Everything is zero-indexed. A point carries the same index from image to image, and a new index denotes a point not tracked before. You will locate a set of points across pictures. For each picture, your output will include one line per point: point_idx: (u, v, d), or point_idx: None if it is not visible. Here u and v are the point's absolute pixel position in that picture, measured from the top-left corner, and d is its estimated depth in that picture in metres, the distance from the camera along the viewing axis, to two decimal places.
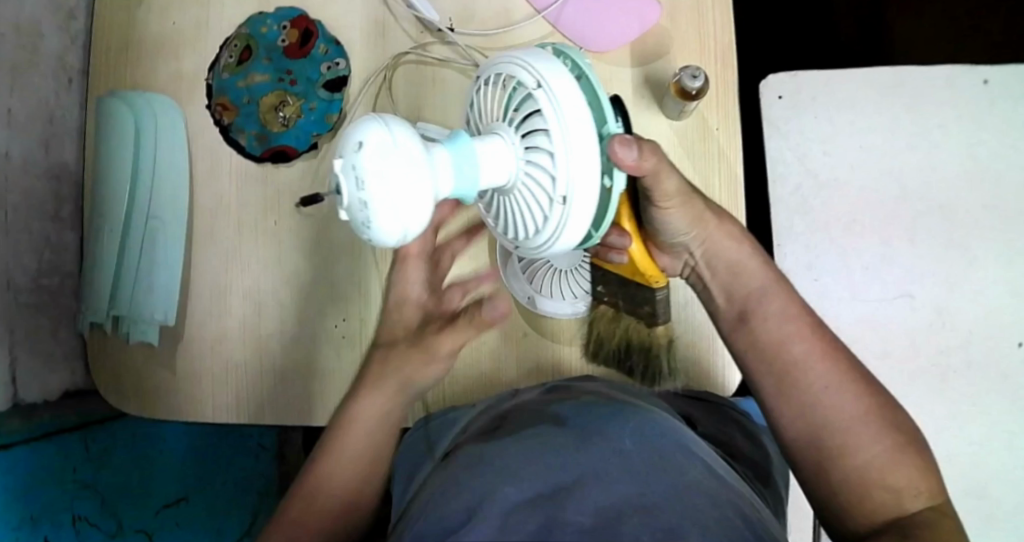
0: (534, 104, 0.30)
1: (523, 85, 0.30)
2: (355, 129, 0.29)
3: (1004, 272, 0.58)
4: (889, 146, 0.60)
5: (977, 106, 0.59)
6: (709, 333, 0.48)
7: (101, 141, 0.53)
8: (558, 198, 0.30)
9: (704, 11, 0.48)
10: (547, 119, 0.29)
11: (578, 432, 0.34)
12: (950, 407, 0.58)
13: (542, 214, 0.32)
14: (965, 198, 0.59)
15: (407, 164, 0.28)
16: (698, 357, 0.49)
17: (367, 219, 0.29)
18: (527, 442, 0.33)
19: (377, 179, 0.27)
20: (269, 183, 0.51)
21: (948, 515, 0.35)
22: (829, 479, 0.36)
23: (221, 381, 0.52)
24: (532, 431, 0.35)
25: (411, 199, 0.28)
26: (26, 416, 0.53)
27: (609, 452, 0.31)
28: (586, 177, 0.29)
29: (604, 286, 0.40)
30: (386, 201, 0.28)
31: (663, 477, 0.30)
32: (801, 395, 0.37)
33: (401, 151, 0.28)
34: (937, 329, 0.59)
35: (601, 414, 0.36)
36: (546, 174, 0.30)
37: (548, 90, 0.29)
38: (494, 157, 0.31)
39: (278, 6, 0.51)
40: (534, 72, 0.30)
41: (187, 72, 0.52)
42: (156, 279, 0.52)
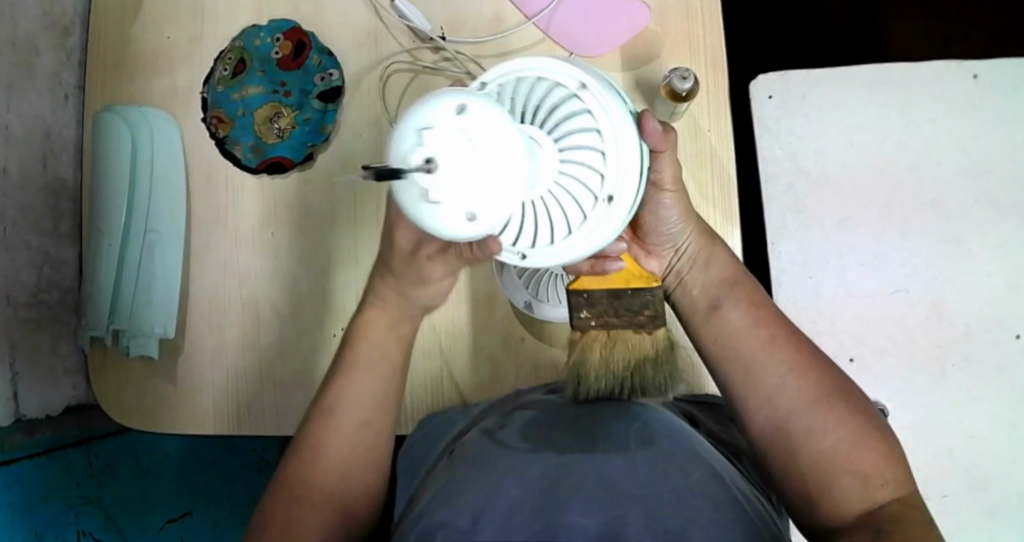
0: (578, 103, 0.27)
1: (557, 86, 0.27)
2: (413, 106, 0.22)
3: (1004, 262, 0.53)
4: (882, 132, 0.55)
5: (996, 88, 0.54)
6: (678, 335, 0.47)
7: (97, 155, 0.53)
8: (603, 198, 0.28)
9: (693, 13, 0.48)
10: (597, 119, 0.28)
11: (581, 430, 0.30)
12: (979, 415, 0.53)
13: (580, 220, 0.28)
14: (963, 189, 0.54)
15: (503, 135, 0.21)
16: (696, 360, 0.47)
17: (448, 215, 0.22)
18: (526, 444, 0.30)
19: (458, 161, 0.21)
20: (266, 194, 0.51)
21: (915, 507, 0.31)
22: (794, 467, 0.32)
23: (219, 393, 0.50)
24: (526, 430, 0.32)
25: (507, 183, 0.22)
26: (28, 432, 0.54)
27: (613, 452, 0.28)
28: (625, 177, 0.28)
29: (589, 310, 0.36)
30: (474, 185, 0.21)
31: (667, 478, 0.27)
32: (763, 384, 0.34)
33: (504, 123, 0.22)
34: (952, 329, 0.54)
35: (597, 408, 0.34)
36: (592, 174, 0.28)
37: (596, 90, 0.27)
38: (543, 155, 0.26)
39: (271, 18, 0.51)
40: (569, 73, 0.28)
41: (182, 84, 0.52)
42: (155, 290, 0.51)
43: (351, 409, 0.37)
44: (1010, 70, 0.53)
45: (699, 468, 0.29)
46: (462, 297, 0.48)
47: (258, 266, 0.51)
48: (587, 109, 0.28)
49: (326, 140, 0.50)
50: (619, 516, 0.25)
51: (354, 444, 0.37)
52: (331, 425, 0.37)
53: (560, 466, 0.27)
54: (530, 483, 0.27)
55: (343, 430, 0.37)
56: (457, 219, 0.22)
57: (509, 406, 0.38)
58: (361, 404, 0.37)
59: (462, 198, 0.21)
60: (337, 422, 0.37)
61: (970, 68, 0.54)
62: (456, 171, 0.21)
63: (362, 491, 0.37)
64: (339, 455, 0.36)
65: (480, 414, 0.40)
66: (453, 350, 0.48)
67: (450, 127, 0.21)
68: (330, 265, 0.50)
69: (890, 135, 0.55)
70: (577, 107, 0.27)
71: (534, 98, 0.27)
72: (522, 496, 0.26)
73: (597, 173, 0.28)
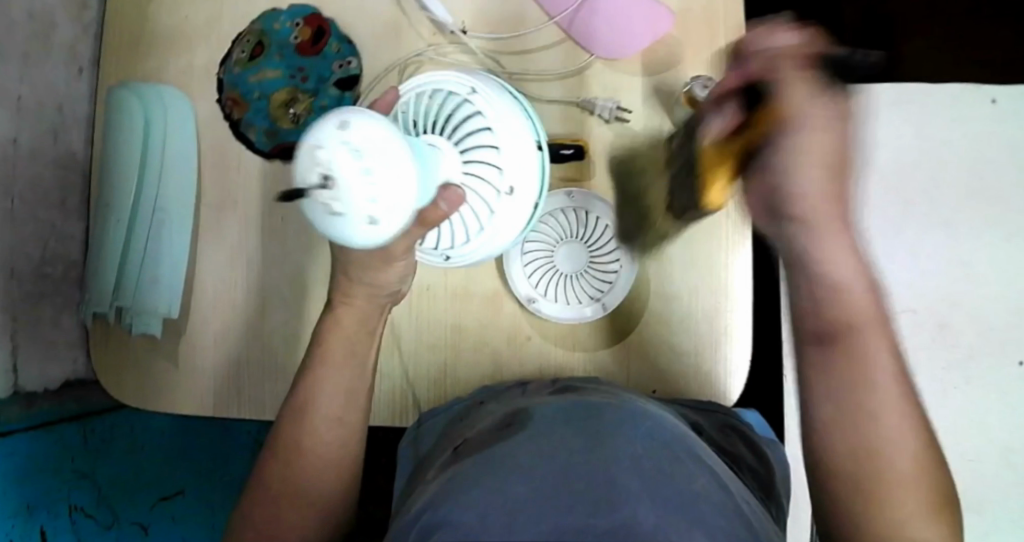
0: (468, 106, 0.37)
1: (452, 95, 0.37)
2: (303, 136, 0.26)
3: (1009, 287, 0.54)
4: (897, 151, 0.55)
5: (1013, 115, 0.54)
6: (707, 338, 0.47)
7: (108, 131, 0.53)
8: (504, 191, 0.37)
9: (716, 23, 0.48)
10: (489, 120, 0.37)
11: (587, 428, 0.30)
12: (977, 439, 0.53)
13: (486, 211, 0.38)
14: (973, 213, 0.54)
15: (395, 166, 0.26)
16: (717, 366, 0.47)
17: (354, 225, 0.26)
18: (532, 442, 0.30)
19: (349, 176, 0.25)
20: (277, 178, 0.50)
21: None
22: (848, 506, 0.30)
23: (221, 376, 0.50)
24: (530, 429, 0.32)
25: (398, 202, 0.26)
26: (25, 404, 0.54)
27: (621, 452, 0.28)
28: (523, 172, 0.38)
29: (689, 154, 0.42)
30: (370, 196, 0.26)
31: (674, 480, 0.27)
32: (840, 414, 0.30)
33: (395, 154, 0.26)
34: (956, 352, 0.54)
35: (603, 405, 0.34)
36: (491, 170, 0.37)
37: (482, 93, 0.37)
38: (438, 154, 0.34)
39: (291, 3, 0.51)
40: (460, 82, 0.37)
41: (198, 64, 0.52)
42: (161, 271, 0.51)
43: (324, 413, 0.38)
44: None
45: (702, 476, 0.29)
46: (468, 292, 0.48)
47: (264, 250, 0.50)
48: (478, 110, 0.37)
49: None
50: (629, 516, 0.24)
51: (329, 448, 0.39)
52: (304, 424, 0.38)
53: (568, 463, 0.27)
54: (537, 482, 0.26)
55: (318, 433, 0.38)
56: (361, 225, 0.26)
57: (515, 404, 0.38)
58: (334, 408, 0.39)
59: (361, 209, 0.26)
60: (313, 424, 0.38)
61: (988, 92, 0.54)
62: (350, 183, 0.25)
63: (334, 495, 0.39)
64: (312, 458, 0.38)
65: (485, 410, 0.40)
66: (458, 343, 0.48)
67: (343, 145, 0.25)
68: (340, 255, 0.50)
69: (905, 154, 0.54)
70: (470, 109, 0.36)
71: (435, 110, 0.36)
72: (530, 495, 0.26)
73: (494, 168, 0.37)
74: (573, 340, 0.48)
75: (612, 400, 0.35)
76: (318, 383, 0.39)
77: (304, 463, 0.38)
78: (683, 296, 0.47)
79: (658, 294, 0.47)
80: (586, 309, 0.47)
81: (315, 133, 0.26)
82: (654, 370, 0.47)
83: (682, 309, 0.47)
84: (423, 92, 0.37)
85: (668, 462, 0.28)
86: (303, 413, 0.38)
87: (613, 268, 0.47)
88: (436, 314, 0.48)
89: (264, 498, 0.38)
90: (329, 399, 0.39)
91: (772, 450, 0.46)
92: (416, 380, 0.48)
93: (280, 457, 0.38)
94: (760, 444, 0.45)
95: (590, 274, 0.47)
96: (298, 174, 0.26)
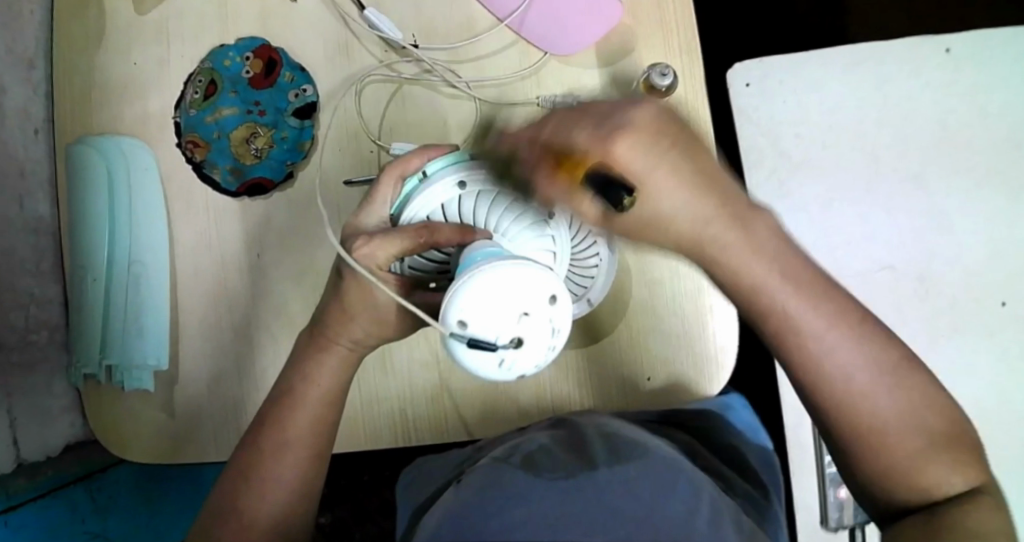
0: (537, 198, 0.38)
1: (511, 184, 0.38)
2: (486, 281, 0.26)
3: (983, 232, 0.54)
4: (861, 111, 0.54)
5: (969, 61, 0.54)
6: (699, 327, 0.47)
7: (72, 190, 0.52)
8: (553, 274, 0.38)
9: (664, 8, 0.48)
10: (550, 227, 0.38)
11: (581, 459, 0.30)
12: (976, 383, 0.53)
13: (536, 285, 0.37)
14: (940, 162, 0.54)
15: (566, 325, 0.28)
16: (707, 355, 0.48)
17: (518, 371, 0.28)
18: (527, 470, 0.29)
19: (539, 335, 0.27)
20: (249, 216, 0.50)
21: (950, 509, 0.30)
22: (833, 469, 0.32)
23: (221, 421, 0.50)
24: (520, 460, 0.31)
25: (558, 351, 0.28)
26: (30, 475, 0.55)
27: (616, 477, 0.28)
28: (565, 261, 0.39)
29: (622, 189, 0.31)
30: (543, 357, 0.28)
31: (667, 500, 0.28)
32: None
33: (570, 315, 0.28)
34: (938, 301, 0.54)
35: (591, 439, 0.33)
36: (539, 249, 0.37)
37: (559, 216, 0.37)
38: (565, 322, 0.28)
39: (239, 37, 0.50)
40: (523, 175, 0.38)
41: (154, 111, 0.51)
42: (144, 323, 0.50)
43: (303, 434, 0.39)
44: (979, 44, 0.54)
45: (696, 495, 0.29)
46: None
47: (245, 291, 0.50)
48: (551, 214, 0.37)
49: (306, 157, 0.50)
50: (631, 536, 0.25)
51: (300, 483, 0.39)
52: (286, 425, 0.39)
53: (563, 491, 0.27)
54: (535, 506, 0.26)
55: (295, 461, 0.39)
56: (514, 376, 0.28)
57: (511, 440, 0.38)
58: (314, 414, 0.40)
59: (529, 365, 0.28)
60: (289, 455, 0.39)
61: (944, 42, 0.54)
62: (537, 348, 0.27)
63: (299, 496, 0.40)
64: (287, 459, 0.39)
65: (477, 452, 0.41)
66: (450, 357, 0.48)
67: (545, 316, 0.27)
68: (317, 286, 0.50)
69: (867, 113, 0.54)
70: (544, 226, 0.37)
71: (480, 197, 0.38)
72: (529, 515, 0.25)
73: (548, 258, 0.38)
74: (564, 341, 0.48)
75: (601, 429, 0.36)
76: (313, 418, 0.40)
77: (275, 461, 0.39)
78: (667, 279, 0.48)
79: (643, 280, 0.48)
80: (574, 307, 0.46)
81: (510, 287, 0.26)
82: (645, 356, 0.48)
83: (666, 298, 0.48)
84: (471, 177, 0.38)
85: (660, 485, 0.28)
86: (285, 444, 0.39)
87: (593, 263, 0.45)
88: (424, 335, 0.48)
89: (235, 527, 0.38)
90: (308, 416, 0.40)
91: (757, 458, 0.49)
92: (413, 399, 0.48)
93: (250, 487, 0.39)
94: (743, 457, 0.47)
95: (573, 274, 0.45)
96: (481, 319, 0.26)
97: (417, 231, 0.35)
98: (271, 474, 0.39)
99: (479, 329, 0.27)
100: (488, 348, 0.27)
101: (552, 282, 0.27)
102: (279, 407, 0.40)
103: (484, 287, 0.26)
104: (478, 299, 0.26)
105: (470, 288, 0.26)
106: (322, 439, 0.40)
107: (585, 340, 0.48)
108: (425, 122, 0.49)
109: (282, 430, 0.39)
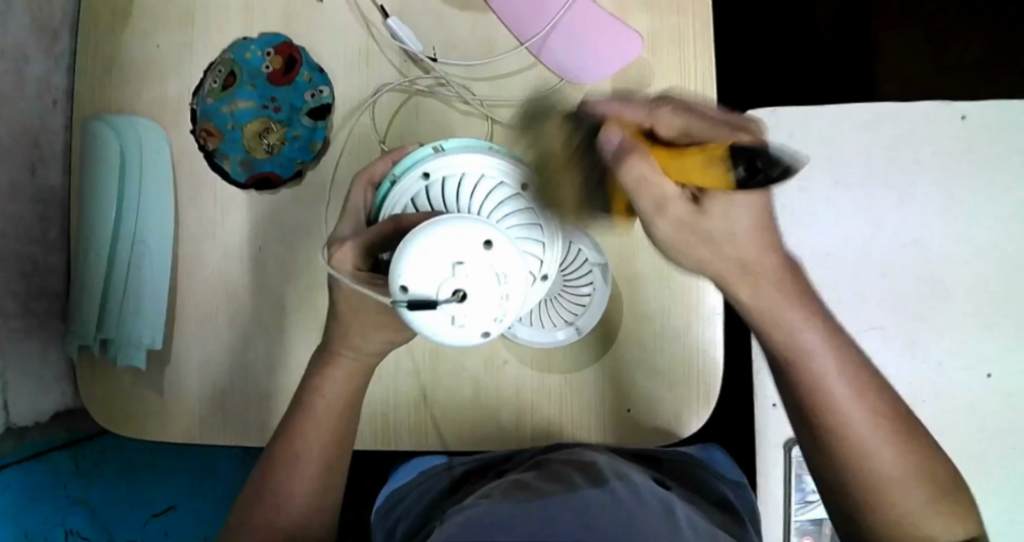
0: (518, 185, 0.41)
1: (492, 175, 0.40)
2: (422, 251, 0.29)
3: (977, 303, 0.54)
4: (869, 168, 0.55)
5: (982, 131, 0.54)
6: (685, 365, 0.48)
7: (85, 164, 0.53)
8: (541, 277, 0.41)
9: (685, 50, 0.48)
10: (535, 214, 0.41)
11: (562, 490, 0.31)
12: (954, 451, 0.53)
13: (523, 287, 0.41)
14: (942, 228, 0.54)
15: (514, 277, 0.29)
16: (694, 390, 0.48)
17: (472, 331, 0.29)
18: (510, 498, 0.30)
19: (484, 286, 0.29)
20: (254, 210, 0.51)
21: None
22: None
23: (208, 407, 0.51)
24: (505, 492, 0.32)
25: (512, 307, 0.30)
26: (19, 438, 0.56)
27: (592, 502, 0.29)
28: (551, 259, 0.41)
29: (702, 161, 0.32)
30: (493, 310, 0.29)
31: (643, 523, 0.29)
32: None
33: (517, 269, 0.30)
34: (924, 365, 0.54)
35: (571, 472, 0.35)
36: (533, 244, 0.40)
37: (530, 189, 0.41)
38: (508, 270, 0.29)
39: (262, 32, 0.51)
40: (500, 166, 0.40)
41: (172, 95, 0.52)
42: (142, 303, 0.51)
43: (310, 444, 0.41)
44: (995, 116, 0.54)
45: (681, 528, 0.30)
46: None
47: (247, 284, 0.51)
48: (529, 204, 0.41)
49: (316, 157, 0.50)
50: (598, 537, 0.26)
51: (313, 493, 0.41)
52: (293, 436, 0.41)
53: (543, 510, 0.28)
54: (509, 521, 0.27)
55: (305, 473, 0.41)
56: (473, 337, 0.29)
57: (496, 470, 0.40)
58: (322, 427, 0.41)
59: (484, 323, 0.29)
60: (300, 466, 0.41)
61: (959, 109, 0.54)
62: (483, 300, 0.29)
63: (308, 502, 0.41)
64: (296, 468, 0.41)
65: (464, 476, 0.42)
66: (436, 369, 0.49)
67: (484, 265, 0.29)
68: (314, 283, 0.50)
69: (875, 171, 0.55)
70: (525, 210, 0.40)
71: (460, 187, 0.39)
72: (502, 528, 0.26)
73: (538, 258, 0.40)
74: (550, 366, 0.49)
75: (581, 461, 0.37)
76: (309, 425, 0.41)
77: (282, 470, 0.41)
78: (659, 315, 0.48)
79: (634, 313, 0.48)
80: (560, 333, 0.48)
81: (443, 246, 0.29)
82: (629, 389, 0.48)
83: (655, 333, 0.48)
84: (449, 173, 0.39)
85: (636, 511, 0.30)
86: (297, 455, 0.41)
87: (586, 291, 0.47)
88: (411, 347, 0.48)
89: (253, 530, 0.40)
90: (314, 431, 0.41)
91: (738, 496, 0.50)
92: (396, 407, 0.49)
93: (266, 495, 0.41)
94: (722, 491, 0.48)
95: (564, 298, 0.47)
96: (426, 284, 0.29)
97: (385, 224, 0.36)
98: (278, 481, 0.41)
99: (420, 286, 0.29)
100: (431, 305, 0.29)
101: (487, 234, 0.29)
102: (287, 420, 0.42)
103: (420, 248, 0.29)
104: (419, 267, 0.29)
105: (410, 258, 0.29)
106: (331, 452, 0.42)
107: (570, 364, 0.49)
108: (435, 135, 0.50)
109: (288, 437, 0.41)
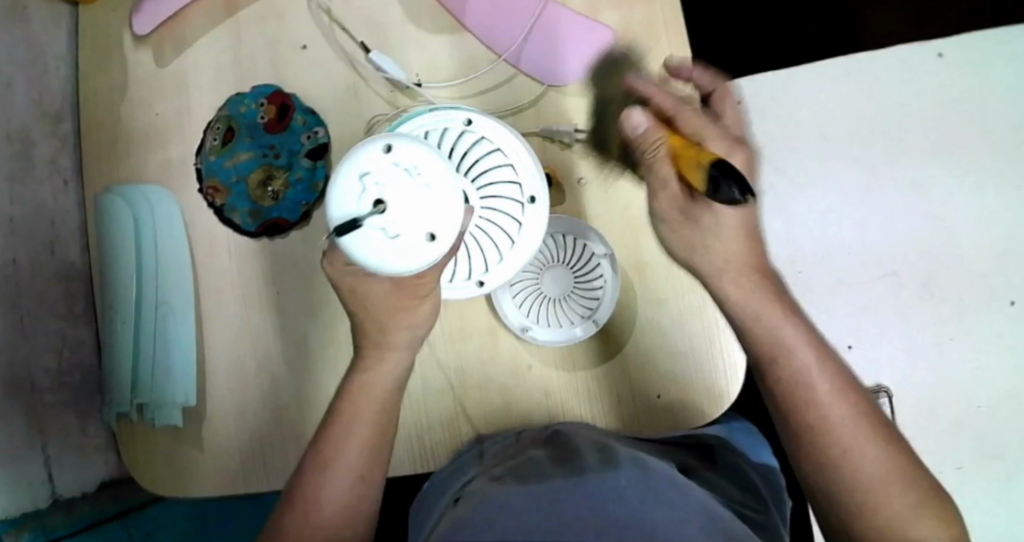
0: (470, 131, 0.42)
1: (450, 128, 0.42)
2: (341, 179, 0.31)
3: (989, 234, 0.54)
4: (855, 123, 0.56)
5: (963, 66, 0.55)
6: (705, 348, 0.48)
7: (101, 236, 0.55)
8: (528, 202, 0.43)
9: (658, 34, 0.49)
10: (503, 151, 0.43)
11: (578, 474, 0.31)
12: (987, 388, 0.53)
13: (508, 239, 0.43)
14: (938, 168, 0.55)
15: (431, 168, 0.31)
16: (721, 375, 0.48)
17: (412, 234, 0.31)
18: (527, 485, 0.31)
19: (403, 189, 0.31)
20: (266, 256, 0.52)
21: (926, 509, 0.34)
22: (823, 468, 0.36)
23: (246, 455, 0.52)
24: (526, 478, 0.33)
25: (442, 198, 0.31)
26: (66, 510, 0.60)
27: (607, 487, 0.30)
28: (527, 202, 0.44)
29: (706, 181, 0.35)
30: (422, 207, 0.31)
31: (660, 508, 0.29)
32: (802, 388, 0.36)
33: (428, 160, 0.32)
34: (946, 305, 0.54)
35: (598, 453, 0.35)
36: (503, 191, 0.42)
37: (478, 120, 0.42)
38: (418, 163, 0.31)
39: (254, 85, 0.53)
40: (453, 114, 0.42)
41: (175, 158, 0.54)
42: (170, 361, 0.52)
43: (343, 452, 0.41)
44: (972, 50, 0.55)
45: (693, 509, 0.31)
46: (466, 327, 0.49)
47: (266, 329, 0.52)
48: (493, 144, 0.42)
49: (319, 197, 0.52)
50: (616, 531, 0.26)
51: (343, 502, 0.41)
52: (328, 446, 0.41)
53: (561, 506, 0.28)
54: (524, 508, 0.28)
55: (335, 483, 0.40)
56: (420, 242, 0.31)
57: (514, 452, 0.40)
58: (355, 435, 0.41)
59: (419, 223, 0.31)
60: (334, 475, 0.40)
61: (935, 47, 0.55)
62: (407, 201, 0.31)
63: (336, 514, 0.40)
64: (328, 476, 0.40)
65: (488, 457, 0.42)
66: (464, 383, 0.49)
67: (395, 169, 0.31)
68: (333, 319, 0.51)
69: (862, 124, 0.56)
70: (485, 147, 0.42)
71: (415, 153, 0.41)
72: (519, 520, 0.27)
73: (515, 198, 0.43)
74: (574, 363, 0.49)
75: (603, 443, 0.38)
76: (338, 442, 0.41)
77: (312, 481, 0.40)
78: (673, 298, 0.48)
79: (650, 298, 0.49)
80: (579, 328, 0.49)
81: (355, 169, 0.31)
82: (654, 375, 0.49)
83: (675, 314, 0.48)
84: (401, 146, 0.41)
85: (652, 494, 0.30)
86: (328, 462, 0.41)
87: (599, 282, 0.49)
88: (436, 365, 0.49)
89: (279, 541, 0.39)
90: (348, 441, 0.41)
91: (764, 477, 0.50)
92: (432, 426, 0.49)
93: (296, 504, 0.40)
94: (747, 470, 0.48)
95: (577, 295, 0.49)
96: (349, 212, 0.31)
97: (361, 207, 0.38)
98: (306, 493, 0.40)
99: (346, 212, 0.31)
100: (361, 226, 0.31)
101: (387, 140, 0.32)
102: (321, 432, 0.42)
103: (341, 178, 0.32)
104: (342, 195, 0.31)
105: (335, 191, 0.31)
106: (366, 460, 0.41)
107: (593, 356, 0.49)
108: None
109: (323, 446, 0.41)
